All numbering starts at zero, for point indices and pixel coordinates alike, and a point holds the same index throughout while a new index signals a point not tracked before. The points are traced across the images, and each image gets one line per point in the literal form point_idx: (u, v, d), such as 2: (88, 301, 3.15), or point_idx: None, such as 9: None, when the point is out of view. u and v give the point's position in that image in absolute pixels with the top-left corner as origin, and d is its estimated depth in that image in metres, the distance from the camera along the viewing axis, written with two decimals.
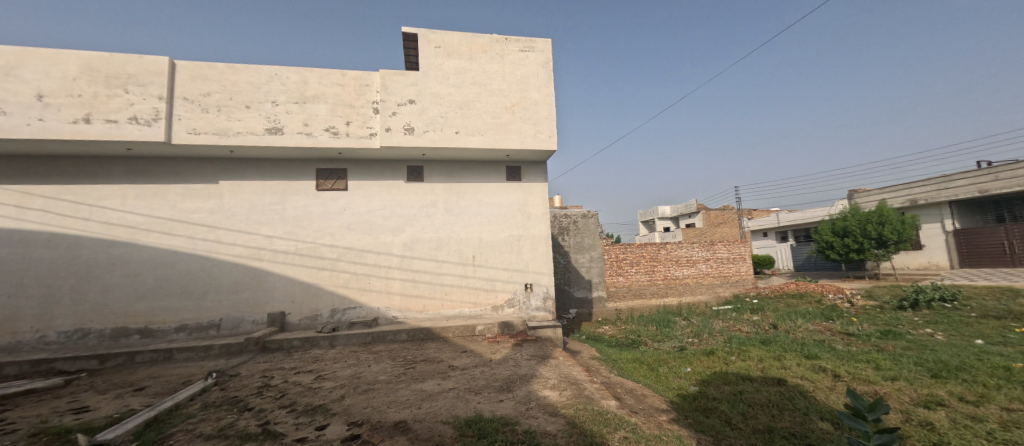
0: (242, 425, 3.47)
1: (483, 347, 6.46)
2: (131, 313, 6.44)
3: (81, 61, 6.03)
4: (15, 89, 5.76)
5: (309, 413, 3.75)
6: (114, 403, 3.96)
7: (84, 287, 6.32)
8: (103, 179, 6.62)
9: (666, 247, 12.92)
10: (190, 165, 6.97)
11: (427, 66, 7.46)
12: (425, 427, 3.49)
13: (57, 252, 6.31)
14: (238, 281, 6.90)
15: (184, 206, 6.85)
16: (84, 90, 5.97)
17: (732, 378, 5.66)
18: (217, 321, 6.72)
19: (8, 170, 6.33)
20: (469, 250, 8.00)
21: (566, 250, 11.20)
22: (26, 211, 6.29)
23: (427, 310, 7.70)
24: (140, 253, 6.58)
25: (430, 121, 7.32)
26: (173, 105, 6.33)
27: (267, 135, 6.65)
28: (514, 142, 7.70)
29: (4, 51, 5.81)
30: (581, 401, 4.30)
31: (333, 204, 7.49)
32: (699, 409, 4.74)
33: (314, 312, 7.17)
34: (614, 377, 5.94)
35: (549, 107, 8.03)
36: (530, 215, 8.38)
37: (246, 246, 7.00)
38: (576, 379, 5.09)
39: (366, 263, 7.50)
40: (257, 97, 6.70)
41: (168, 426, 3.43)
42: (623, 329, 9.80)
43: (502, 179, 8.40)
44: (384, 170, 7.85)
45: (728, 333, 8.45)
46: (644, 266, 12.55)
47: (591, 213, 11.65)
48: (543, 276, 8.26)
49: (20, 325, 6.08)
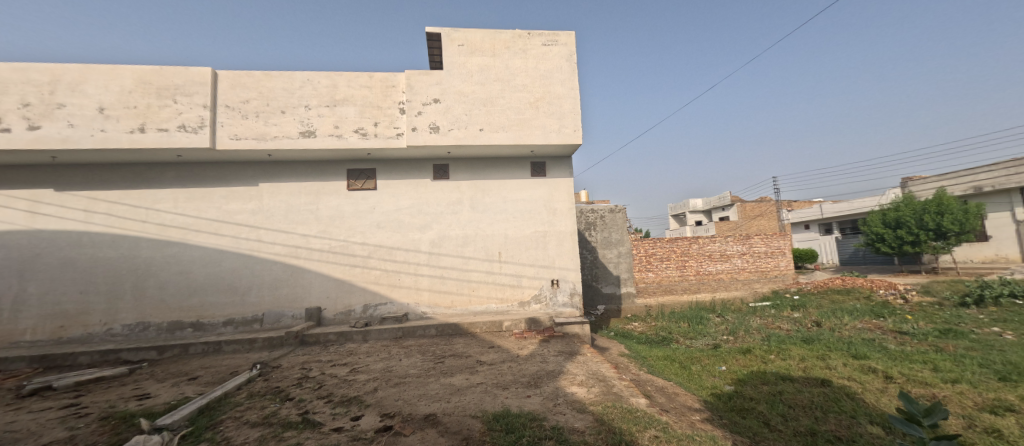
0: (284, 414, 3.67)
1: (510, 343, 6.50)
2: (185, 308, 6.95)
3: (136, 75, 6.53)
4: (80, 102, 6.30)
5: (344, 404, 3.91)
6: (171, 391, 4.29)
7: (144, 284, 6.89)
8: (157, 184, 7.16)
9: (699, 241, 12.45)
10: (233, 168, 7.41)
11: (451, 65, 7.53)
12: (454, 420, 3.56)
13: (120, 252, 6.90)
14: (278, 278, 7.29)
15: (228, 207, 7.29)
16: (139, 101, 6.46)
17: (771, 378, 5.37)
18: (260, 315, 7.14)
19: (77, 177, 6.97)
20: (495, 247, 8.04)
21: (593, 246, 11.04)
22: (93, 214, 6.91)
23: (455, 306, 7.82)
24: (191, 252, 7.08)
25: (455, 120, 7.39)
26: (216, 113, 6.73)
27: (301, 138, 6.95)
28: (538, 138, 7.63)
29: (71, 69, 6.37)
30: (609, 399, 4.23)
31: (364, 204, 7.74)
32: (735, 409, 4.55)
33: (348, 307, 7.46)
34: (644, 374, 5.82)
35: (574, 101, 7.90)
36: (556, 211, 8.31)
37: (284, 245, 7.37)
38: (604, 376, 5.01)
39: (396, 260, 7.71)
40: (291, 102, 7.01)
41: (219, 413, 3.69)
42: (654, 326, 9.57)
43: (527, 175, 8.37)
44: (411, 169, 8.01)
45: (767, 331, 8.03)
46: (674, 261, 12.16)
47: (619, 207, 11.42)
48: (570, 272, 8.18)
49: (90, 318, 6.69)
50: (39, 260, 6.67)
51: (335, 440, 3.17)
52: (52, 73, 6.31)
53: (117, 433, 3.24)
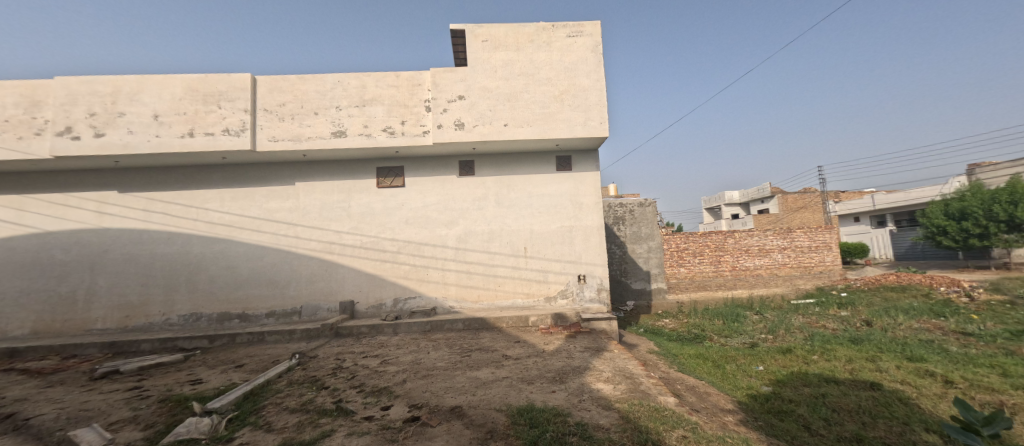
0: (320, 402, 3.87)
1: (536, 338, 6.50)
2: (231, 300, 7.46)
3: (185, 84, 7.02)
4: (138, 111, 6.86)
5: (375, 394, 4.06)
6: (220, 377, 4.63)
7: (196, 277, 7.45)
8: (205, 185, 7.70)
9: (735, 235, 11.87)
10: (272, 169, 7.83)
11: (475, 61, 7.55)
12: (479, 413, 3.62)
13: (175, 248, 7.49)
14: (314, 273, 7.66)
15: (268, 206, 7.73)
16: (188, 108, 6.95)
17: (813, 380, 5.06)
18: (299, 308, 7.54)
19: (138, 180, 7.62)
20: (521, 242, 8.05)
21: (622, 241, 10.81)
22: (151, 213, 7.54)
23: (482, 300, 7.92)
24: (236, 248, 7.57)
25: (479, 116, 7.42)
26: (256, 116, 7.13)
27: (333, 138, 7.22)
28: (563, 131, 7.53)
29: (129, 80, 6.94)
30: (636, 396, 4.15)
31: (393, 201, 7.96)
32: (772, 411, 4.33)
33: (380, 301, 7.73)
34: (674, 373, 5.66)
35: (600, 93, 7.72)
36: (583, 206, 8.19)
37: (319, 241, 7.73)
38: (632, 374, 4.91)
39: (424, 255, 7.89)
40: (324, 104, 7.29)
41: (262, 399, 3.95)
42: (686, 323, 9.27)
43: (552, 169, 8.30)
44: (438, 166, 8.14)
45: (809, 330, 7.56)
46: (708, 256, 11.66)
47: (648, 201, 11.09)
48: (597, 267, 8.06)
49: (151, 308, 7.32)
50: (107, 256, 7.37)
51: (366, 428, 3.30)
52: (114, 85, 6.90)
53: (173, 415, 3.53)
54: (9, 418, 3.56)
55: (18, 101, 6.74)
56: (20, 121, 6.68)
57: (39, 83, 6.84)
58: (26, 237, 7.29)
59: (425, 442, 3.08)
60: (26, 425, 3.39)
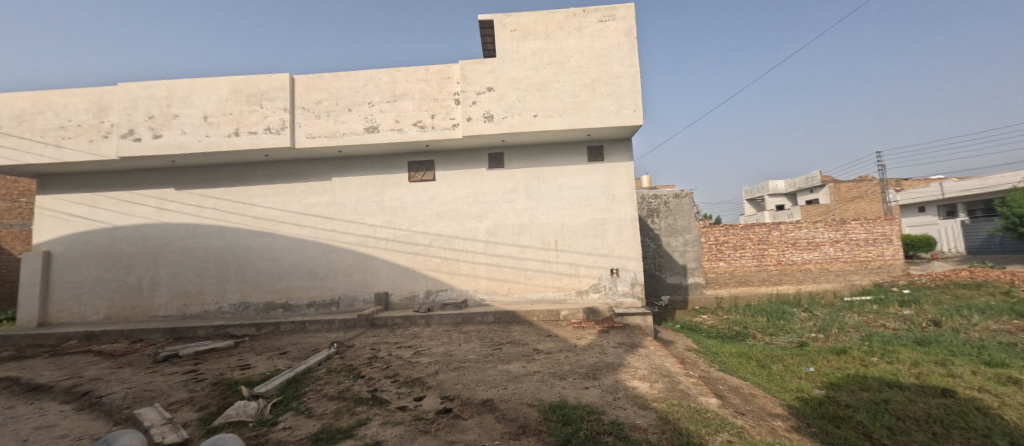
0: (356, 390, 3.99)
1: (568, 332, 6.36)
2: (276, 291, 7.89)
3: (230, 86, 7.41)
4: (189, 112, 7.34)
5: (408, 385, 4.13)
6: (266, 363, 4.89)
7: (244, 269, 7.94)
8: (251, 182, 8.15)
9: (781, 227, 11.07)
10: (311, 165, 8.15)
11: (504, 51, 7.43)
12: (511, 407, 3.57)
13: (225, 241, 8.01)
14: (350, 265, 7.93)
15: (307, 201, 8.07)
16: (233, 109, 7.34)
17: (874, 385, 4.60)
18: (337, 299, 7.86)
19: (192, 178, 8.19)
20: (551, 235, 7.91)
21: (656, 234, 10.38)
22: (205, 209, 8.09)
23: (512, 293, 7.88)
24: (279, 241, 7.99)
25: (509, 107, 7.30)
26: (294, 115, 7.42)
27: (366, 134, 7.38)
28: (595, 121, 7.25)
29: (182, 84, 7.43)
30: (674, 396, 3.93)
31: (424, 195, 8.07)
32: (827, 417, 3.96)
33: (412, 293, 7.89)
34: (715, 372, 5.34)
35: (634, 79, 7.36)
36: (615, 197, 7.90)
37: (355, 235, 7.98)
38: (669, 372, 4.67)
39: (454, 248, 7.95)
40: (357, 100, 7.46)
41: (303, 385, 4.12)
42: (726, 320, 8.77)
43: (584, 160, 8.05)
44: (467, 159, 8.14)
45: (867, 330, 6.91)
46: (751, 250, 10.94)
47: (685, 192, 10.56)
48: (631, 261, 7.77)
49: (206, 297, 7.88)
50: (167, 248, 8.01)
51: (400, 417, 3.33)
52: (168, 89, 7.41)
53: (224, 398, 3.76)
54: (86, 395, 3.94)
55: (89, 107, 7.40)
56: (91, 125, 7.34)
57: (106, 90, 7.47)
58: (99, 231, 8.06)
59: (457, 434, 3.06)
60: (99, 402, 3.73)
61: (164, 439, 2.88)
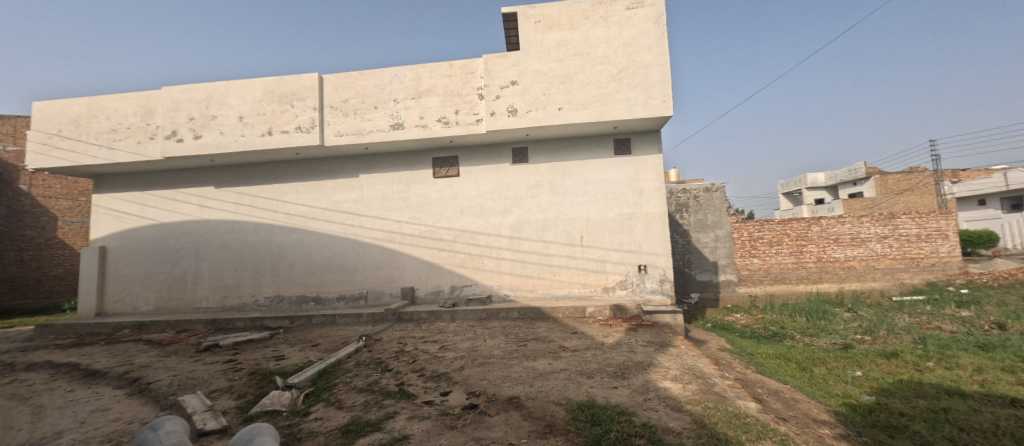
0: (384, 383, 4.03)
1: (594, 330, 6.20)
2: (308, 284, 8.16)
3: (264, 87, 7.69)
4: (226, 114, 7.67)
5: (435, 379, 4.13)
6: (299, 354, 5.06)
7: (278, 263, 8.26)
8: (284, 180, 8.45)
9: (821, 223, 10.30)
10: (339, 163, 8.35)
11: (527, 44, 7.29)
12: (538, 405, 3.49)
13: (261, 237, 8.36)
14: (377, 260, 8.09)
15: (336, 197, 8.28)
16: (267, 109, 7.62)
17: (931, 392, 4.20)
18: (365, 293, 8.04)
19: (230, 176, 8.59)
20: (576, 230, 7.74)
21: (685, 229, 9.97)
22: (242, 206, 8.47)
23: (537, 289, 7.79)
24: (310, 236, 8.25)
25: (533, 101, 7.18)
26: (323, 113, 7.60)
27: (392, 131, 7.46)
28: (622, 112, 7.00)
29: (219, 86, 7.77)
30: (710, 399, 3.73)
31: (448, 190, 8.10)
32: (879, 425, 3.63)
33: (437, 288, 7.96)
34: (751, 374, 5.05)
35: (663, 68, 7.05)
36: (643, 192, 7.63)
37: (382, 230, 8.13)
38: (703, 373, 4.45)
39: (479, 244, 7.94)
40: (382, 98, 7.55)
41: (334, 377, 4.22)
42: (761, 319, 8.32)
43: (610, 153, 7.82)
44: (491, 154, 8.09)
45: (921, 332, 6.35)
46: (788, 246, 10.22)
47: (716, 186, 10.09)
48: (659, 257, 7.49)
49: (243, 290, 8.26)
50: (208, 244, 8.45)
51: (427, 412, 3.33)
52: (207, 91, 7.78)
53: (260, 387, 3.90)
54: (137, 381, 4.21)
55: (137, 111, 7.88)
56: (139, 128, 7.82)
57: (152, 94, 7.93)
58: (148, 227, 8.61)
59: (484, 431, 3.02)
60: (148, 388, 3.97)
61: (205, 425, 3.01)
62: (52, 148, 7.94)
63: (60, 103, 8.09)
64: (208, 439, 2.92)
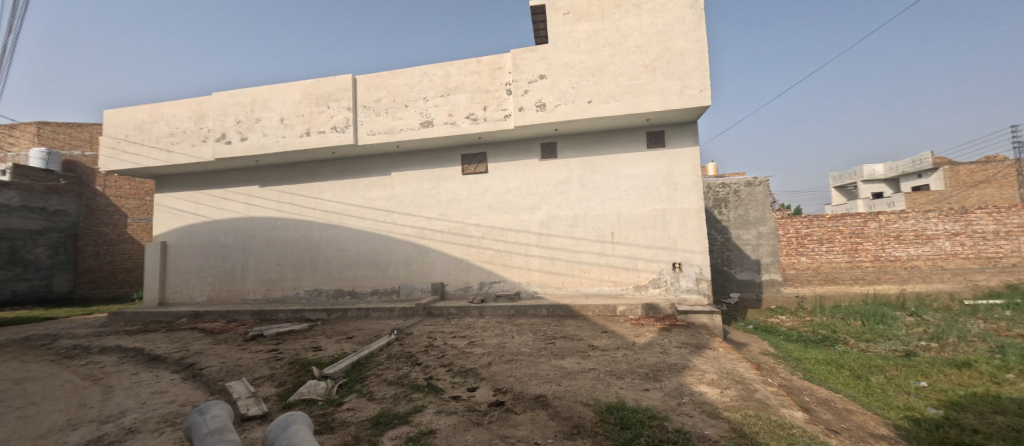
0: (413, 377, 4.12)
1: (625, 329, 6.01)
2: (344, 279, 8.52)
3: (302, 90, 8.06)
4: (269, 116, 8.12)
5: (462, 375, 4.17)
6: (335, 346, 5.28)
7: (317, 258, 8.68)
8: (321, 178, 8.85)
9: (879, 218, 9.40)
10: (372, 161, 8.62)
11: (556, 36, 7.15)
12: (565, 405, 3.42)
13: (301, 233, 8.82)
14: (409, 256, 8.30)
15: (370, 195, 8.56)
16: (305, 111, 7.99)
17: (1014, 408, 3.70)
18: (397, 288, 8.28)
19: (273, 176, 9.10)
20: (607, 227, 7.54)
21: (725, 226, 9.45)
22: (284, 204, 8.96)
23: (566, 286, 7.68)
24: (346, 233, 8.59)
25: (562, 94, 7.04)
26: (357, 113, 7.87)
27: (422, 129, 7.59)
28: (655, 104, 6.71)
29: (263, 90, 8.24)
30: (750, 406, 3.49)
31: (477, 187, 8.14)
32: (948, 443, 3.25)
33: (466, 284, 8.05)
34: (797, 381, 4.70)
35: (700, 55, 6.67)
36: (678, 186, 7.28)
37: (412, 227, 8.32)
38: (743, 378, 4.18)
39: (507, 240, 7.93)
40: (412, 96, 7.70)
41: (366, 369, 4.37)
42: (810, 322, 7.73)
43: (643, 147, 7.53)
44: (520, 150, 8.04)
45: (999, 340, 5.64)
46: (841, 244, 9.43)
47: (759, 180, 9.48)
48: (696, 255, 7.14)
49: (286, 284, 8.75)
50: (254, 239, 9.02)
51: (453, 407, 3.36)
52: (252, 96, 8.27)
53: (298, 376, 4.10)
54: (191, 366, 4.57)
55: (192, 116, 8.52)
56: (194, 132, 8.46)
57: (204, 100, 8.55)
58: (202, 224, 9.32)
59: (510, 429, 2.99)
60: (200, 373, 4.30)
61: (248, 411, 3.21)
62: (121, 152, 8.77)
63: (128, 111, 8.90)
64: (250, 423, 3.11)
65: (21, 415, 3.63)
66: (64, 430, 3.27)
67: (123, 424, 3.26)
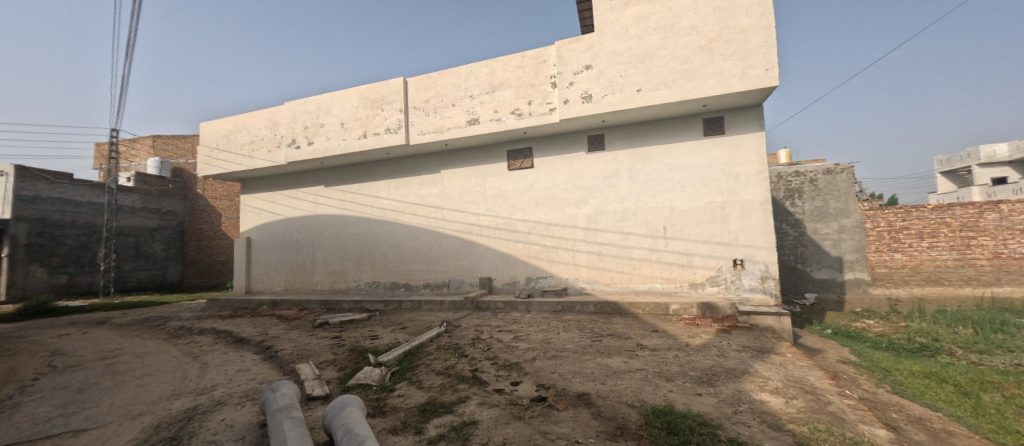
0: (459, 368, 4.28)
1: (679, 329, 5.69)
2: (399, 272, 9.05)
3: (360, 95, 8.65)
4: (331, 121, 8.83)
5: (506, 368, 4.24)
6: (390, 336, 5.65)
7: (375, 252, 9.31)
8: (378, 178, 9.45)
9: (1000, 208, 7.87)
10: (423, 160, 9.02)
11: (602, 24, 6.90)
12: (609, 405, 3.35)
13: (361, 229, 9.51)
14: (457, 251, 8.59)
15: (421, 192, 8.97)
16: (362, 115, 8.56)
17: None
18: (447, 281, 8.61)
19: (336, 176, 9.90)
20: (659, 221, 7.17)
21: (798, 219, 8.52)
22: (347, 201, 9.73)
23: (615, 283, 7.45)
24: (401, 229, 9.12)
25: (608, 84, 6.78)
26: (408, 115, 8.26)
27: (469, 126, 7.76)
28: (712, 88, 6.20)
29: (326, 97, 8.97)
30: (821, 420, 3.13)
31: (523, 182, 8.17)
32: None
33: (513, 279, 8.14)
34: (883, 395, 4.12)
35: (766, 31, 6.04)
36: (740, 176, 6.70)
37: (461, 222, 8.58)
38: (814, 389, 3.76)
39: (554, 236, 7.87)
40: (459, 95, 7.89)
41: (417, 358, 4.63)
42: (904, 328, 6.72)
43: (699, 135, 7.03)
44: (566, 143, 7.91)
45: None
46: (948, 239, 8.04)
47: (841, 167, 8.42)
48: (761, 251, 6.54)
49: (348, 276, 9.51)
50: (321, 235, 9.91)
51: (496, 400, 3.44)
52: (317, 103, 9.04)
53: (357, 362, 4.46)
54: (269, 349, 5.18)
55: (268, 124, 9.54)
56: (270, 139, 9.46)
57: (278, 109, 9.51)
58: (279, 221, 10.43)
59: (551, 425, 3.00)
60: (276, 355, 4.86)
61: (313, 391, 3.57)
62: (214, 159, 10.09)
63: (218, 122, 10.20)
64: (314, 403, 3.45)
65: (140, 384, 4.38)
66: (170, 399, 3.89)
67: (214, 397, 3.79)
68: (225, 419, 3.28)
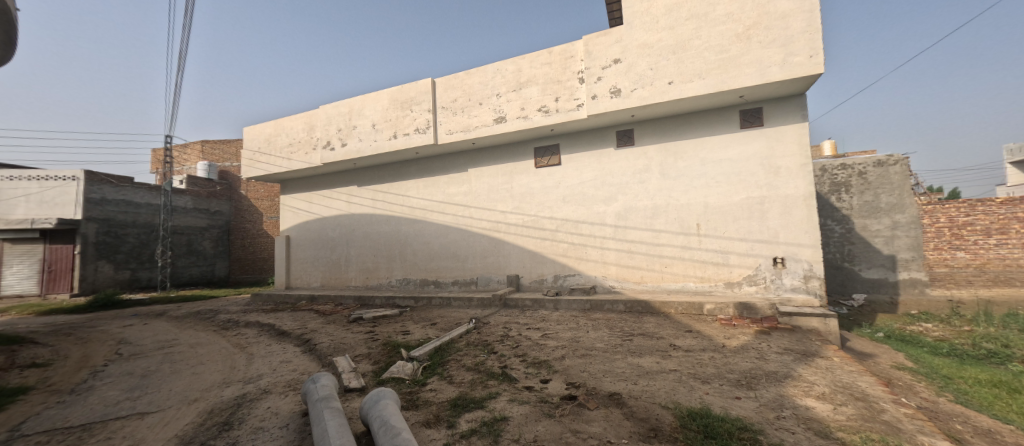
0: (489, 364, 4.32)
1: (714, 329, 5.48)
2: (429, 269, 9.25)
3: (390, 96, 8.89)
4: (363, 123, 9.13)
5: (535, 366, 4.24)
6: (421, 331, 5.80)
7: (405, 250, 9.56)
8: (406, 178, 9.69)
9: None
10: (451, 159, 9.16)
11: (632, 16, 6.72)
12: (641, 406, 3.27)
13: (392, 227, 9.80)
14: (484, 248, 8.66)
15: (449, 190, 9.12)
16: (392, 116, 8.79)
17: None
18: (475, 278, 8.70)
19: (368, 176, 10.24)
20: (692, 218, 6.92)
21: (845, 215, 7.96)
22: (378, 199, 10.04)
23: (645, 282, 7.26)
24: (429, 227, 9.32)
25: (638, 78, 6.60)
26: (436, 114, 8.40)
27: (495, 125, 7.78)
28: (750, 77, 5.89)
29: (358, 100, 9.27)
30: (874, 429, 2.92)
31: (550, 180, 8.12)
32: None
33: (541, 276, 8.11)
34: (945, 404, 3.78)
35: (809, 15, 5.68)
36: (780, 170, 6.34)
37: (488, 221, 8.65)
38: (865, 395, 3.52)
39: (582, 233, 7.79)
40: (486, 94, 7.94)
41: (447, 353, 4.72)
42: (968, 333, 6.14)
43: (734, 128, 6.72)
44: (594, 140, 7.78)
45: None
46: (1020, 236, 7.27)
47: (894, 158, 7.80)
48: (804, 249, 6.16)
49: (380, 273, 9.82)
50: (355, 233, 10.29)
51: (526, 397, 3.45)
52: (349, 106, 9.36)
53: (390, 356, 4.60)
54: (309, 342, 5.44)
55: (306, 128, 9.99)
56: (308, 141, 9.90)
57: (314, 113, 9.94)
58: (315, 221, 10.91)
59: (582, 424, 2.97)
60: (315, 348, 5.10)
61: (350, 383, 3.72)
62: (256, 162, 10.65)
63: (260, 126, 10.76)
64: (351, 395, 3.60)
65: (194, 372, 4.73)
66: (221, 386, 4.17)
67: (260, 386, 4.02)
68: (270, 407, 3.47)
